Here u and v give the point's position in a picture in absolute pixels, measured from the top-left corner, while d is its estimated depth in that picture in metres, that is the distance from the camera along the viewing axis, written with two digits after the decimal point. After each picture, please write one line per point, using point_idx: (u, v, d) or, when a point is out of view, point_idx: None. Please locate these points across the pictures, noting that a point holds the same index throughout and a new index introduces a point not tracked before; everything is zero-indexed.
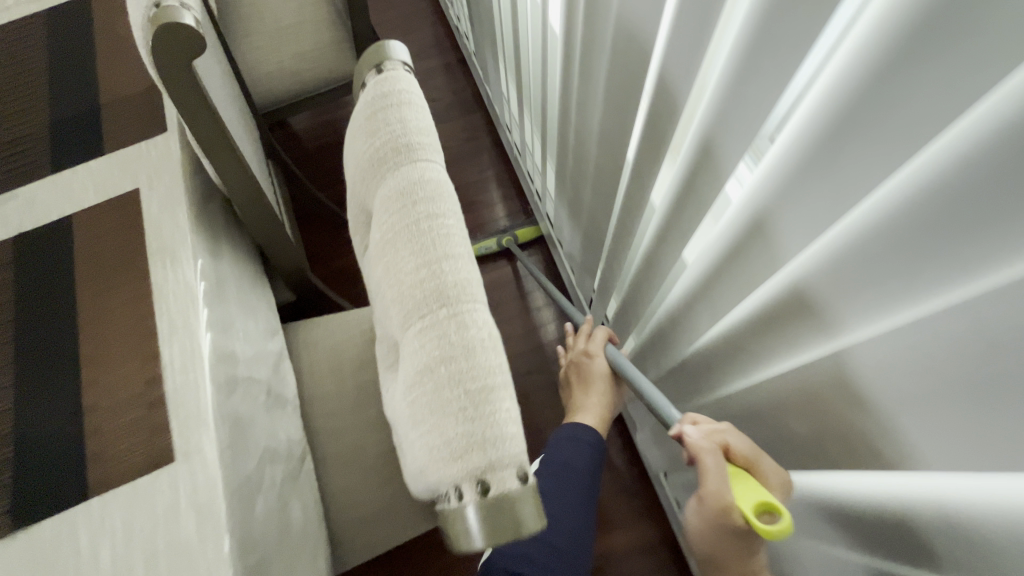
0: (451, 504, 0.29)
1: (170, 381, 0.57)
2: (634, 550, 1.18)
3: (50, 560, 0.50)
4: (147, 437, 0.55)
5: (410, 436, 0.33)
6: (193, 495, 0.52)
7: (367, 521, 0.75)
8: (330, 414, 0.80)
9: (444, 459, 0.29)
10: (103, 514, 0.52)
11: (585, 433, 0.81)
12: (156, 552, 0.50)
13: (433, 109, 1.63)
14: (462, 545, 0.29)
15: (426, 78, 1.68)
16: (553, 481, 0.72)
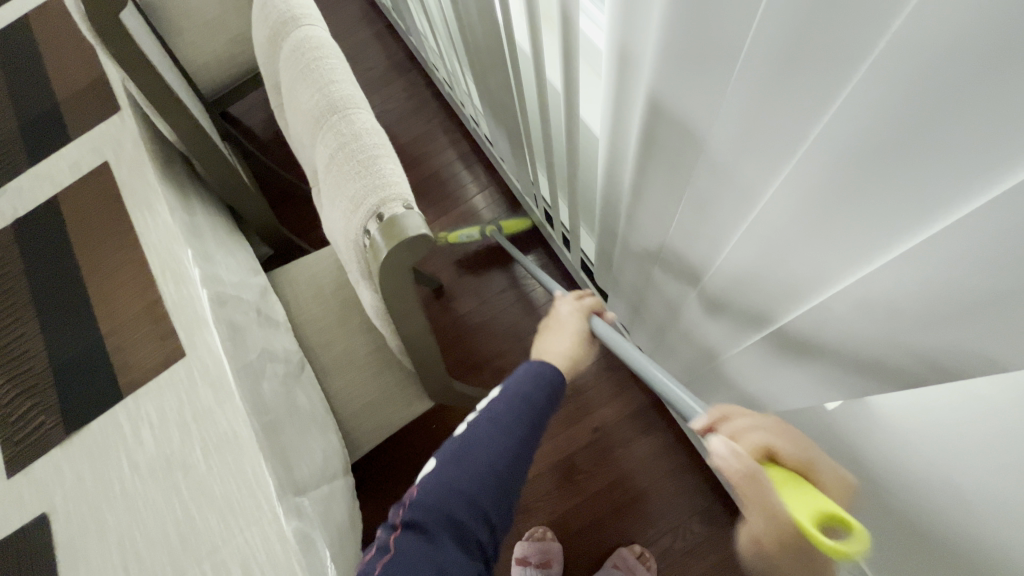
0: (366, 244, 0.39)
1: (168, 299, 0.68)
2: (626, 420, 1.21)
3: (103, 448, 0.62)
4: (159, 344, 0.66)
5: (337, 221, 0.43)
6: (206, 375, 0.63)
7: (370, 408, 0.86)
8: (319, 331, 0.90)
9: (353, 212, 0.39)
10: (137, 407, 0.63)
11: (555, 375, 0.67)
12: (186, 421, 0.61)
13: (371, 77, 1.71)
14: (381, 272, 0.39)
15: (359, 51, 1.75)
16: (510, 415, 0.62)
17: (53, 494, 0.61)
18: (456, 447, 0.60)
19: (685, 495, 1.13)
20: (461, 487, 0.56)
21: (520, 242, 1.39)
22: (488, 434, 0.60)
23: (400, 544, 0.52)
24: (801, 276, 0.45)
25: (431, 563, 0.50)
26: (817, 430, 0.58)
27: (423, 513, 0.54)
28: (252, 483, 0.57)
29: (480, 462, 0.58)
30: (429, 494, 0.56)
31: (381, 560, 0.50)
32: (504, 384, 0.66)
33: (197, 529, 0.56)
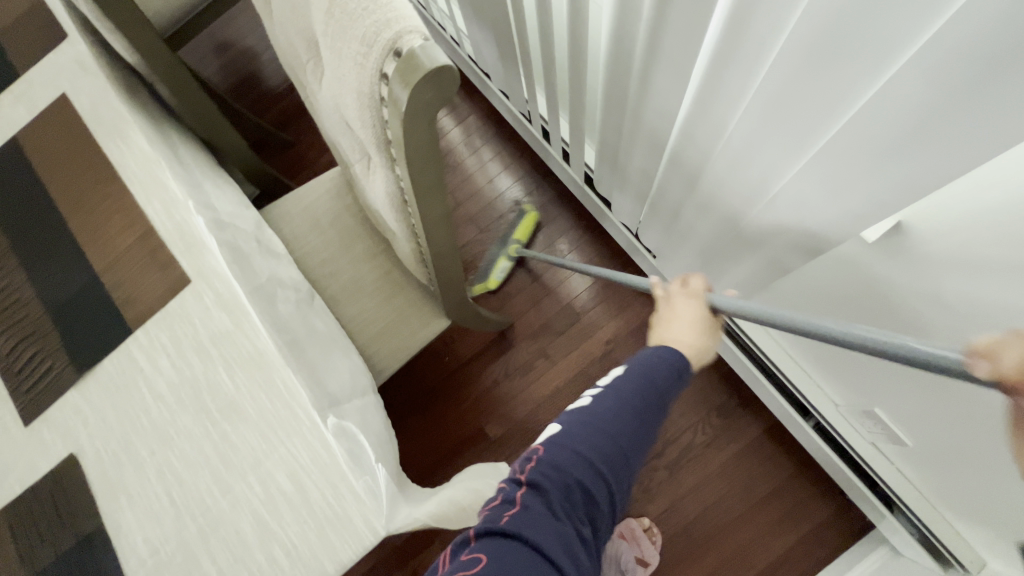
0: (386, 95, 0.36)
1: (162, 228, 0.64)
2: (639, 329, 1.21)
3: (121, 383, 0.59)
4: (162, 274, 0.62)
5: (351, 82, 0.39)
6: (217, 299, 0.60)
7: (387, 330, 0.84)
8: (323, 261, 0.87)
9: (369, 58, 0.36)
10: (149, 339, 0.60)
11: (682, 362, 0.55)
12: (204, 345, 0.59)
13: None
14: (405, 122, 0.36)
15: None
16: (646, 397, 0.52)
17: (77, 433, 0.59)
18: (585, 413, 0.50)
19: (702, 392, 1.16)
20: (590, 455, 0.47)
21: (512, 165, 1.34)
22: (620, 412, 0.50)
23: (527, 501, 0.43)
24: (835, 88, 0.38)
25: (557, 528, 0.42)
26: (849, 273, 0.60)
27: (552, 476, 0.45)
28: (285, 396, 0.56)
29: (610, 435, 0.49)
30: (558, 459, 0.46)
31: (508, 511, 0.43)
32: (633, 362, 0.55)
33: (235, 446, 0.55)
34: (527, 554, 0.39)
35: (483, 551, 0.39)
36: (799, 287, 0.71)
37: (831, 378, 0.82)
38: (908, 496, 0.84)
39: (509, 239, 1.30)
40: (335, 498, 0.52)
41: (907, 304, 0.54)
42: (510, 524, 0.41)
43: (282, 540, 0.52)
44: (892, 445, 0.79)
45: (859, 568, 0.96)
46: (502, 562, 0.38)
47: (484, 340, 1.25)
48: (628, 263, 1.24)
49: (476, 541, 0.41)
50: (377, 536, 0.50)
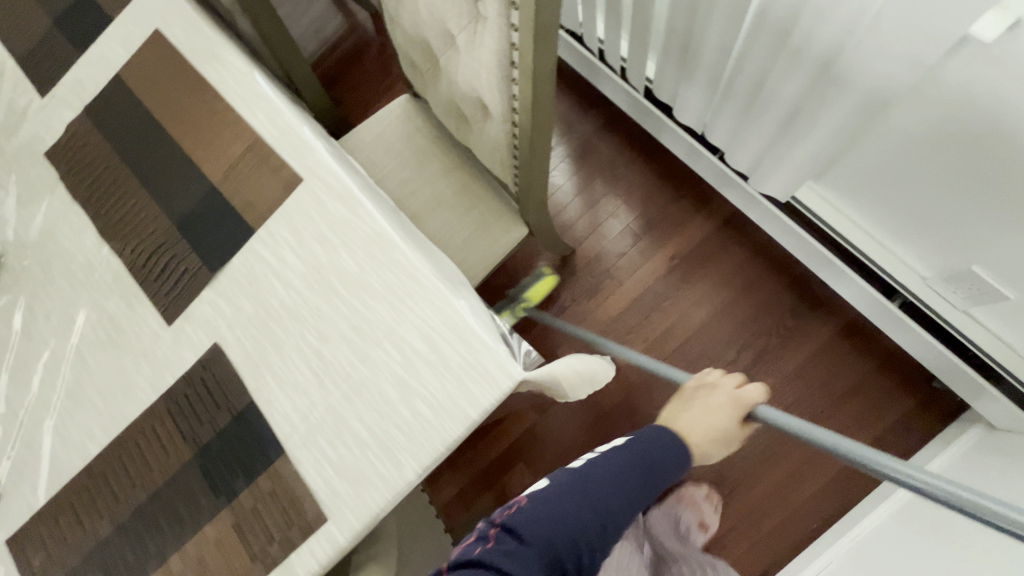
0: None
1: (268, 135, 0.68)
2: (704, 240, 1.21)
3: (252, 277, 0.64)
4: (274, 177, 0.66)
5: None
6: (330, 191, 0.64)
7: (471, 240, 0.87)
8: (401, 181, 0.90)
9: None
10: (271, 235, 0.64)
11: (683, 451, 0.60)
12: (325, 234, 0.63)
13: None
14: None
15: None
16: (634, 462, 0.55)
17: (218, 325, 0.63)
18: (575, 475, 0.53)
19: (771, 299, 1.16)
20: (567, 510, 0.49)
21: (557, 97, 1.34)
22: (605, 477, 0.53)
23: (499, 539, 0.47)
24: None
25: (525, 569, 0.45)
26: (952, 106, 0.60)
27: (530, 525, 0.48)
28: (407, 269, 0.59)
29: (590, 495, 0.51)
30: (535, 515, 0.49)
31: (479, 546, 0.46)
32: (632, 440, 0.59)
33: (368, 318, 0.59)
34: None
35: None
36: (892, 142, 0.71)
37: (917, 245, 0.83)
38: (1007, 362, 0.83)
39: (565, 167, 1.31)
40: (470, 351, 0.55)
41: (1020, 119, 0.55)
42: (481, 554, 0.45)
43: (424, 394, 0.56)
44: (985, 304, 0.80)
45: (954, 450, 0.97)
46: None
47: (548, 269, 1.27)
48: (687, 179, 1.24)
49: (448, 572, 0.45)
50: (514, 381, 0.53)
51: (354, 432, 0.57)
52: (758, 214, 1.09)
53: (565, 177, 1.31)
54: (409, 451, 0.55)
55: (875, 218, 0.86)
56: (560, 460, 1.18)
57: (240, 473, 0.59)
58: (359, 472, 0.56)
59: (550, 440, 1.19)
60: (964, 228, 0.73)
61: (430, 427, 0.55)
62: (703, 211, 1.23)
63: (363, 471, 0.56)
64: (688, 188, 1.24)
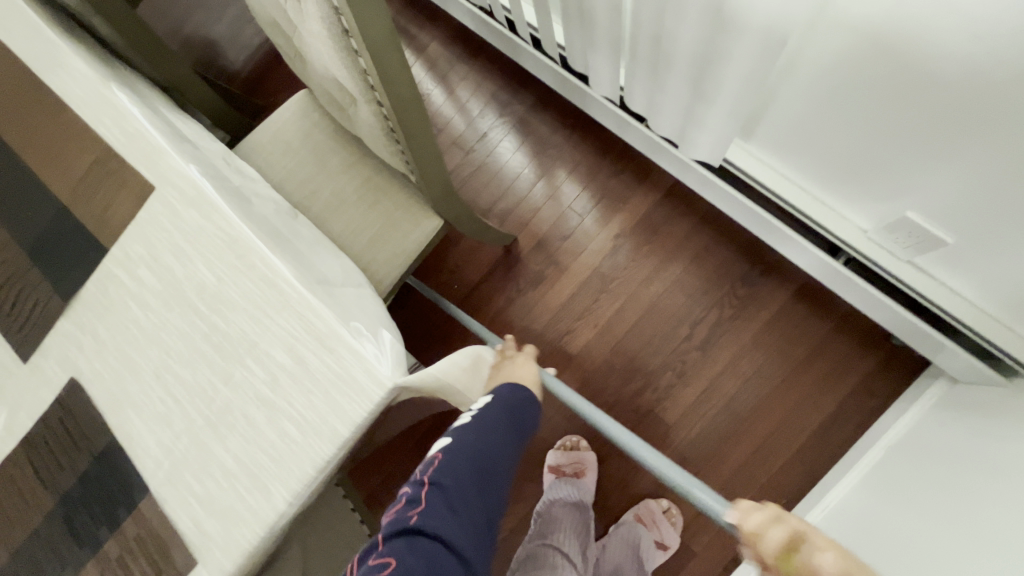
0: None
1: (117, 143, 0.61)
2: (647, 216, 1.16)
3: (106, 301, 0.57)
4: (126, 188, 0.59)
5: None
6: (184, 198, 0.57)
7: (377, 239, 0.81)
8: (298, 181, 0.83)
9: None
10: (125, 252, 0.58)
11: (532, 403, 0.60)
12: (180, 246, 0.56)
13: None
14: None
15: None
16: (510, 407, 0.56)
17: (74, 358, 0.57)
18: (472, 423, 0.52)
19: (720, 269, 1.10)
20: (478, 456, 0.50)
21: (485, 79, 1.27)
22: (496, 423, 0.53)
23: (432, 499, 0.45)
24: None
25: (459, 526, 0.45)
26: (856, 34, 0.54)
27: (451, 475, 0.47)
28: (268, 275, 0.53)
29: (493, 440, 0.52)
30: (459, 467, 0.48)
31: (416, 509, 0.44)
32: (499, 393, 0.57)
33: (229, 334, 0.53)
34: (430, 548, 0.42)
35: (390, 554, 0.40)
36: (804, 85, 0.65)
37: (852, 197, 0.77)
38: (959, 311, 0.78)
39: (499, 154, 1.25)
40: (337, 361, 0.50)
41: (926, 38, 0.49)
42: (419, 522, 0.43)
43: (291, 413, 0.50)
44: (928, 252, 0.75)
45: (917, 409, 0.93)
46: (407, 558, 0.40)
47: (490, 260, 1.21)
48: (625, 153, 1.19)
49: (384, 543, 0.42)
50: (385, 388, 0.48)
51: (221, 464, 0.51)
52: (695, 182, 1.03)
53: (499, 164, 1.25)
54: (279, 478, 0.49)
55: (807, 172, 0.80)
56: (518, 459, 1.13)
57: (106, 519, 0.53)
58: (228, 508, 0.50)
59: None
60: (891, 172, 0.68)
61: (299, 449, 0.49)
62: (645, 184, 1.17)
63: (232, 505, 0.50)
64: (626, 162, 1.18)
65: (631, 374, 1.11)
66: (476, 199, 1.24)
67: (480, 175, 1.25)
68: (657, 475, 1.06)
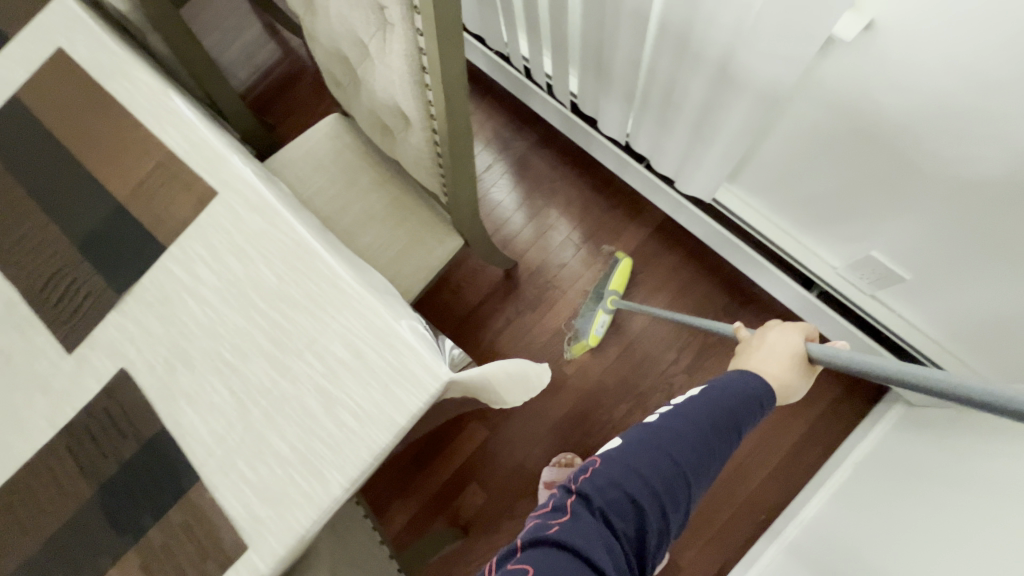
0: None
1: (180, 149, 0.65)
2: (640, 247, 1.26)
3: (163, 296, 0.60)
4: (187, 191, 0.63)
5: None
6: (247, 203, 0.62)
7: (404, 254, 0.87)
8: (331, 196, 0.89)
9: None
10: (184, 251, 0.61)
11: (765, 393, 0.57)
12: (242, 247, 0.60)
13: None
14: None
15: None
16: (706, 410, 0.54)
17: (125, 350, 0.59)
18: (647, 430, 0.52)
19: (706, 299, 1.21)
20: (640, 468, 0.48)
21: (492, 116, 1.38)
22: (680, 431, 0.51)
23: (576, 509, 0.45)
24: None
25: (606, 543, 0.42)
26: (836, 102, 0.66)
27: (600, 488, 0.46)
28: (329, 277, 0.58)
29: (668, 456, 0.49)
30: (612, 475, 0.47)
31: (558, 518, 0.44)
32: (711, 389, 0.56)
33: (288, 329, 0.57)
34: (571, 561, 0.40)
35: (527, 558, 0.40)
36: (791, 140, 0.77)
37: (826, 237, 0.89)
38: (914, 340, 0.90)
39: (505, 185, 1.34)
40: (395, 355, 0.54)
41: (893, 109, 0.61)
42: (558, 530, 0.42)
43: (348, 404, 0.54)
44: (888, 288, 0.87)
45: (880, 430, 1.03)
46: (544, 564, 0.39)
47: (492, 282, 1.28)
48: (620, 189, 1.30)
49: (522, 550, 0.42)
50: (441, 381, 0.52)
51: (275, 451, 0.53)
52: (685, 218, 1.14)
53: (505, 194, 1.33)
54: (334, 465, 0.52)
55: (786, 214, 0.92)
56: (515, 475, 1.17)
57: (151, 506, 0.55)
58: (281, 493, 0.52)
59: (504, 455, 1.18)
60: (860, 217, 0.80)
61: (356, 437, 0.53)
62: (638, 219, 1.27)
63: (285, 491, 0.52)
64: (622, 198, 1.29)
65: (624, 394, 1.18)
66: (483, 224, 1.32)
67: (486, 203, 1.33)
68: None
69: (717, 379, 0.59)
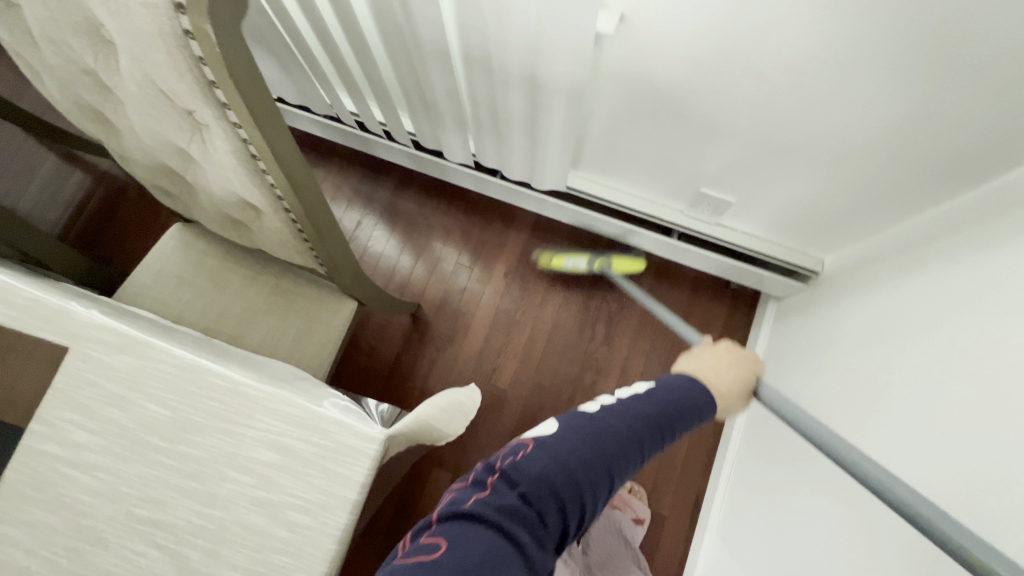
0: (189, 40, 0.42)
1: (4, 318, 0.58)
2: (525, 249, 1.34)
3: (39, 481, 0.53)
4: (31, 358, 0.57)
5: (151, 54, 0.44)
6: (107, 346, 0.57)
7: (301, 335, 0.85)
8: (201, 307, 0.84)
9: (155, 18, 0.41)
10: (49, 422, 0.55)
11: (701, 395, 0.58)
12: (119, 392, 0.55)
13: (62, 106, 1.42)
14: (213, 54, 0.42)
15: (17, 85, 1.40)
16: (647, 407, 0.53)
17: (11, 558, 0.51)
18: (582, 420, 0.50)
19: (595, 273, 1.32)
20: (570, 459, 0.46)
21: (344, 176, 1.38)
22: (618, 428, 0.50)
23: (497, 488, 0.44)
24: None
25: (515, 528, 0.41)
26: (627, 78, 0.77)
27: (529, 474, 0.45)
28: (227, 386, 0.55)
29: (604, 450, 0.48)
30: (545, 460, 0.45)
31: (475, 495, 0.43)
32: (654, 390, 0.56)
33: (201, 455, 0.53)
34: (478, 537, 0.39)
35: (438, 534, 0.40)
36: (606, 119, 0.89)
37: (664, 189, 1.03)
38: (760, 248, 1.07)
39: (381, 235, 1.35)
40: (324, 436, 0.53)
41: (669, 75, 0.73)
42: (474, 507, 0.42)
43: (294, 502, 0.52)
44: (724, 213, 1.03)
45: (766, 328, 1.21)
46: (449, 540, 0.39)
47: (402, 331, 1.27)
48: (488, 204, 1.37)
49: (437, 523, 0.42)
50: (379, 440, 0.53)
51: None
52: (552, 210, 1.24)
53: (384, 244, 1.34)
54: (301, 567, 0.50)
55: (629, 181, 1.05)
56: None
57: None
58: None
59: None
60: (681, 164, 0.94)
61: (314, 531, 0.51)
62: (514, 226, 1.35)
63: None
64: (493, 213, 1.36)
65: (560, 385, 1.24)
66: (375, 279, 1.32)
67: (370, 259, 1.33)
68: None
69: (662, 383, 0.58)
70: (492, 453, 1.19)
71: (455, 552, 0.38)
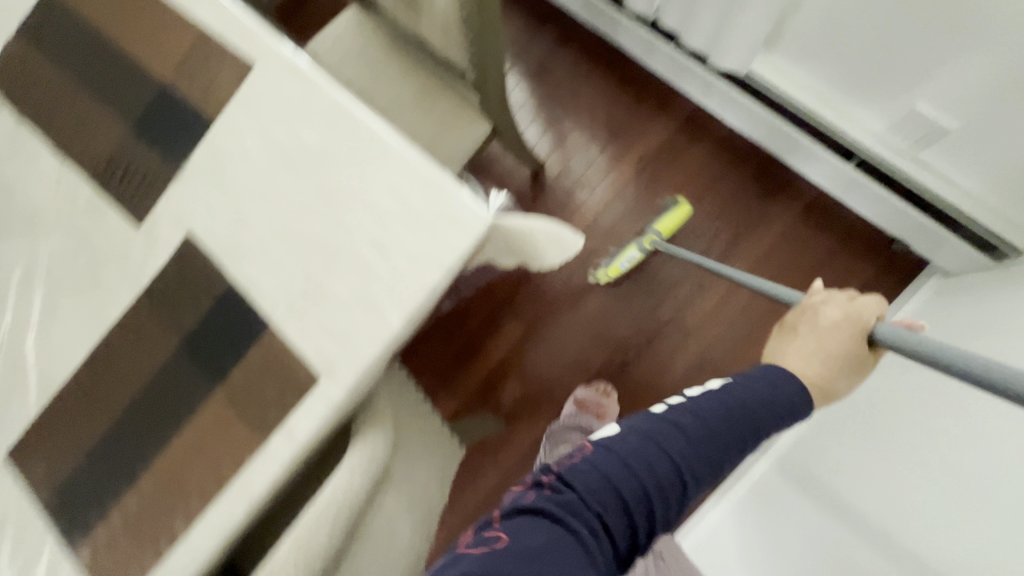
0: None
1: (213, 25, 0.66)
2: (668, 140, 1.23)
3: (214, 167, 0.63)
4: (226, 66, 0.65)
5: None
6: (283, 71, 0.63)
7: (435, 139, 0.88)
8: (357, 87, 0.89)
9: None
10: (230, 123, 0.64)
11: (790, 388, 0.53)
12: (285, 114, 0.62)
13: None
14: None
15: None
16: (718, 410, 0.50)
17: (189, 219, 0.63)
18: (647, 421, 0.51)
19: (735, 187, 1.19)
20: (630, 463, 0.48)
21: (512, 12, 1.33)
22: (693, 426, 0.49)
23: (556, 486, 0.48)
24: None
25: (576, 526, 0.45)
26: None
27: (582, 477, 0.48)
28: (368, 133, 0.60)
29: (670, 452, 0.48)
30: (597, 460, 0.48)
31: (535, 493, 0.48)
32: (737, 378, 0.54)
33: (335, 185, 0.60)
34: (541, 532, 0.45)
35: (501, 530, 0.46)
36: None
37: (867, 97, 0.88)
38: (955, 201, 0.89)
39: (532, 81, 1.30)
40: (439, 201, 0.57)
41: None
42: (533, 504, 0.47)
43: (399, 248, 0.57)
44: (932, 144, 0.85)
45: (913, 303, 1.04)
46: (513, 534, 0.45)
47: (521, 185, 1.28)
48: (648, 82, 1.26)
49: (502, 520, 0.47)
50: (484, 221, 0.55)
51: (335, 295, 0.58)
52: (716, 100, 1.12)
53: (533, 90, 1.30)
54: (391, 302, 0.56)
55: (826, 77, 0.90)
56: (549, 369, 1.22)
57: (230, 353, 0.60)
58: (347, 331, 0.57)
59: (538, 349, 1.23)
60: (906, 62, 0.78)
61: (409, 277, 0.56)
62: (665, 112, 1.24)
63: (350, 328, 0.57)
64: (650, 92, 1.25)
65: (653, 287, 1.20)
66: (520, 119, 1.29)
67: (518, 100, 1.30)
68: (680, 371, 1.18)
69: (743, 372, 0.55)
70: (566, 326, 1.22)
71: (518, 546, 0.44)
